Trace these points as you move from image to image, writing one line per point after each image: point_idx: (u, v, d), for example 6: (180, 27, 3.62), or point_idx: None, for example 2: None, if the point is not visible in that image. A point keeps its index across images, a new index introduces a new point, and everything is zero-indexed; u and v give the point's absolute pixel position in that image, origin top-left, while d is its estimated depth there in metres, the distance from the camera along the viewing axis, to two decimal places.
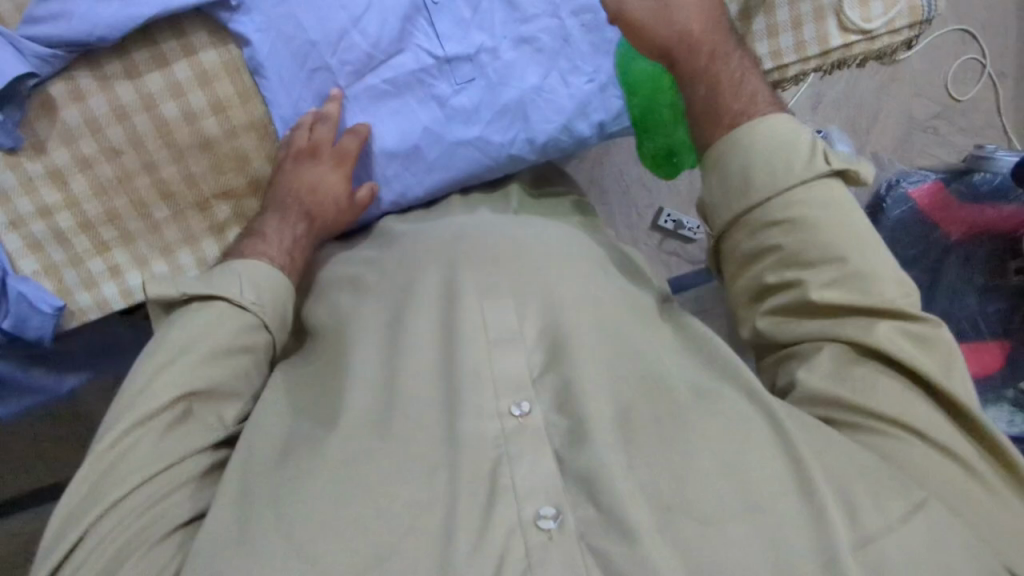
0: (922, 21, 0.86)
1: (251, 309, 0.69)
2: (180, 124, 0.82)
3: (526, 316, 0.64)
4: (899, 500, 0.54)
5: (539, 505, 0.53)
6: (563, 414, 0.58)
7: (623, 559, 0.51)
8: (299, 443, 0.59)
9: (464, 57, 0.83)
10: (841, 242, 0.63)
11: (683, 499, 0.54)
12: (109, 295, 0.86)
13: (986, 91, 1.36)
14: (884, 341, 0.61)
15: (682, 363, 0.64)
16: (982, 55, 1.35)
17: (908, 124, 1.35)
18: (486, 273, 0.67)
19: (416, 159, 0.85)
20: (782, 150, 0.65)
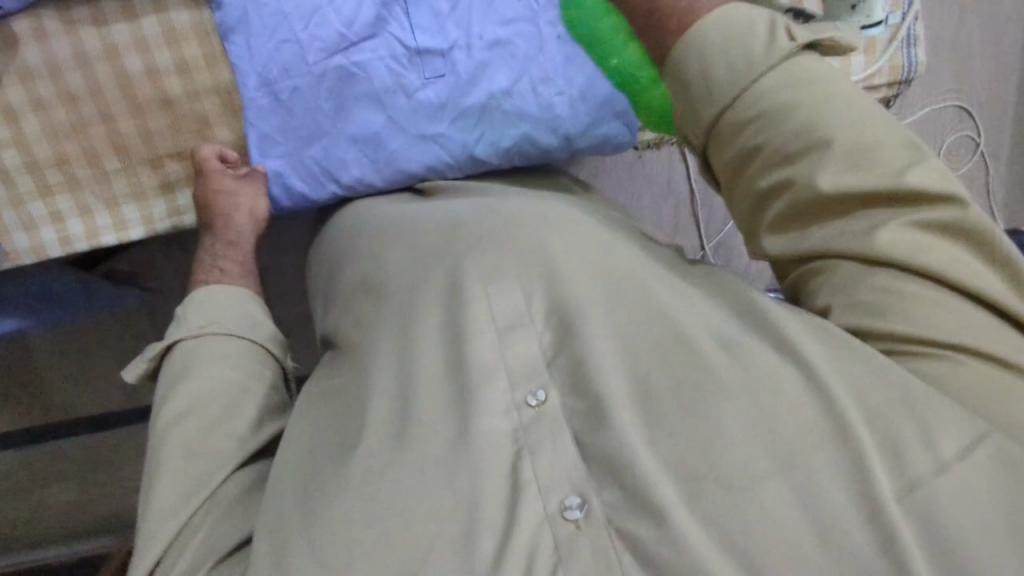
0: (899, 80, 1.00)
1: (203, 330, 0.66)
2: (142, 79, 0.79)
3: (534, 293, 0.58)
4: (956, 434, 0.48)
5: (564, 496, 0.50)
6: (580, 396, 0.54)
7: (655, 544, 0.48)
8: (325, 454, 0.55)
9: (436, 51, 0.80)
10: (828, 121, 0.54)
11: (711, 462, 0.49)
12: (49, 241, 0.82)
13: (976, 169, 1.36)
14: (891, 247, 0.52)
15: (704, 306, 0.58)
16: (977, 134, 1.34)
17: None
18: (490, 252, 0.61)
19: (377, 149, 0.80)
20: (737, 36, 0.56)
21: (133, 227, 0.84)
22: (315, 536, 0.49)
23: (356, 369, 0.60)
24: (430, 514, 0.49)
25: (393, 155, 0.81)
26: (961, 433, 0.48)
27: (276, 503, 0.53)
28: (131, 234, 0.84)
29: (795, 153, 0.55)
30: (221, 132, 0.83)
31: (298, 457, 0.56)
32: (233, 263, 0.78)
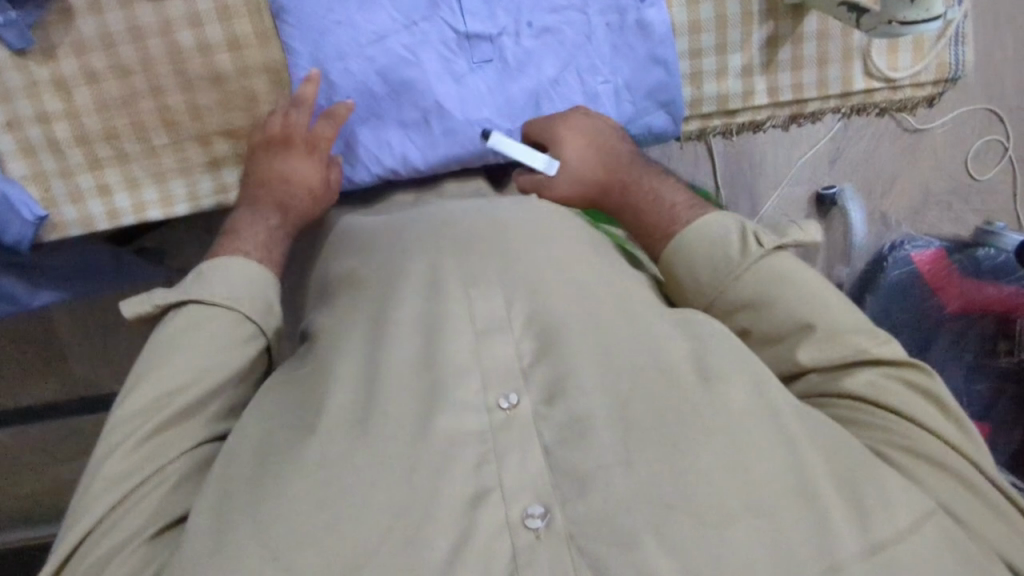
0: (946, 79, 0.89)
1: (222, 303, 0.65)
2: (193, 54, 0.79)
3: (515, 300, 0.59)
4: (908, 506, 0.50)
5: (527, 504, 0.49)
6: (548, 404, 0.54)
7: (615, 559, 0.47)
8: (279, 444, 0.54)
9: (486, 36, 0.80)
10: (802, 301, 0.62)
11: (683, 495, 0.49)
12: (94, 212, 0.82)
13: (1004, 176, 1.31)
14: (867, 386, 0.59)
15: (670, 336, 0.58)
16: (1007, 139, 1.29)
17: (923, 199, 1.30)
18: (456, 254, 0.63)
19: (422, 131, 0.79)
20: (714, 248, 0.66)
21: (179, 202, 0.84)
22: (267, 532, 0.48)
23: (320, 364, 0.59)
24: (385, 501, 0.49)
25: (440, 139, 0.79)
26: (910, 509, 0.50)
27: (231, 475, 0.53)
28: (176, 209, 0.84)
29: (784, 336, 0.63)
30: (270, 109, 0.82)
31: (264, 442, 0.55)
32: (279, 252, 0.73)
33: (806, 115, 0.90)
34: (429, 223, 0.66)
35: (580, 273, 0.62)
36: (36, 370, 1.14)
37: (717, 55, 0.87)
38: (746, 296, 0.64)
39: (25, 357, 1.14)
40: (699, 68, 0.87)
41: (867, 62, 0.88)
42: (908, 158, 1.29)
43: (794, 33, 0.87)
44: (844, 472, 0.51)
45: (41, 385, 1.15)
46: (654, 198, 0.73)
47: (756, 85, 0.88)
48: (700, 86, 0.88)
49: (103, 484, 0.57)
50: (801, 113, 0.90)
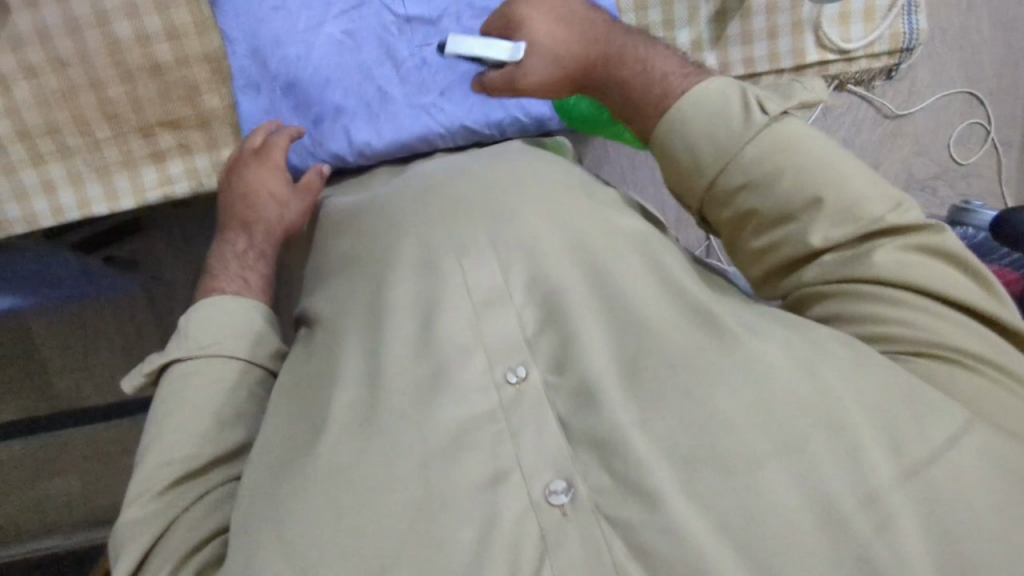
0: (901, 49, 0.93)
1: (202, 352, 0.62)
2: (132, 44, 0.80)
3: (512, 268, 0.58)
4: (943, 418, 0.47)
5: (549, 480, 0.48)
6: (561, 372, 0.53)
7: (645, 527, 0.45)
8: (292, 454, 0.52)
9: (424, 19, 0.81)
10: (814, 177, 0.56)
11: (708, 447, 0.47)
12: (41, 211, 0.83)
13: (988, 159, 1.32)
14: (888, 270, 0.53)
15: (675, 291, 0.56)
16: (988, 121, 1.29)
17: (905, 181, 1.30)
18: (464, 219, 0.61)
19: (368, 117, 0.79)
20: (711, 118, 0.60)
21: (123, 197, 0.85)
22: (285, 531, 0.47)
23: (325, 347, 0.58)
24: (406, 499, 0.47)
25: (385, 121, 0.79)
26: (946, 422, 0.47)
27: (251, 493, 0.51)
28: (121, 204, 0.85)
29: (788, 218, 0.57)
30: (210, 98, 0.84)
31: (277, 446, 0.53)
32: (258, 274, 0.71)
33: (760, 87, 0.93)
34: (426, 198, 0.63)
35: (575, 235, 0.60)
36: (15, 383, 1.10)
37: (667, 30, 0.90)
38: (752, 175, 0.58)
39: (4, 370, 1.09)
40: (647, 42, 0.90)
41: (818, 34, 0.91)
42: (888, 143, 1.29)
43: (742, 7, 0.90)
44: (873, 398, 0.48)
45: (20, 397, 1.11)
46: (637, 73, 0.66)
47: (707, 58, 0.91)
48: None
49: (131, 522, 0.55)
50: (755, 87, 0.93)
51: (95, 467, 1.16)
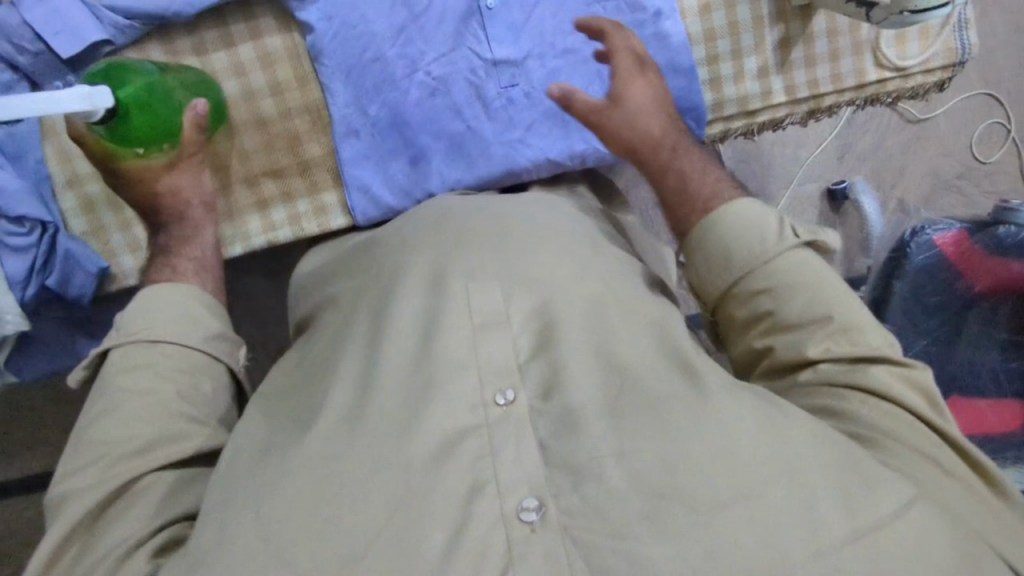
0: (955, 63, 0.94)
1: (132, 338, 0.67)
2: (239, 101, 0.86)
3: (514, 295, 0.62)
4: (891, 492, 0.52)
5: (522, 497, 0.51)
6: (545, 398, 0.56)
7: (606, 542, 0.49)
8: (277, 445, 0.57)
9: (512, 61, 0.85)
10: (823, 299, 0.64)
11: (674, 486, 0.51)
12: (151, 261, 0.87)
13: (1011, 157, 1.31)
14: (885, 385, 0.60)
15: (644, 341, 0.61)
16: (1009, 120, 1.30)
17: (933, 183, 1.30)
18: (479, 254, 0.66)
19: (457, 157, 0.85)
20: (746, 231, 0.67)
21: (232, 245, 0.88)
22: (262, 513, 0.52)
23: (328, 364, 0.63)
24: (386, 497, 0.51)
25: (487, 154, 0.85)
26: (892, 493, 0.52)
27: (231, 477, 0.56)
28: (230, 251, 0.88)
29: (795, 329, 0.64)
30: (311, 147, 0.88)
31: (265, 440, 0.59)
32: (187, 263, 0.77)
33: (823, 109, 0.95)
34: (442, 244, 0.67)
35: (584, 287, 0.64)
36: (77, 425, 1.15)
37: (733, 60, 0.91)
38: (769, 288, 0.65)
39: (68, 412, 1.14)
40: (718, 75, 0.91)
41: (878, 54, 0.92)
42: (915, 147, 1.29)
43: (804, 33, 0.91)
44: (833, 464, 0.53)
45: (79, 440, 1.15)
46: (699, 171, 0.73)
47: (773, 84, 0.92)
48: (722, 90, 0.92)
49: (91, 478, 0.60)
50: (818, 108, 0.94)
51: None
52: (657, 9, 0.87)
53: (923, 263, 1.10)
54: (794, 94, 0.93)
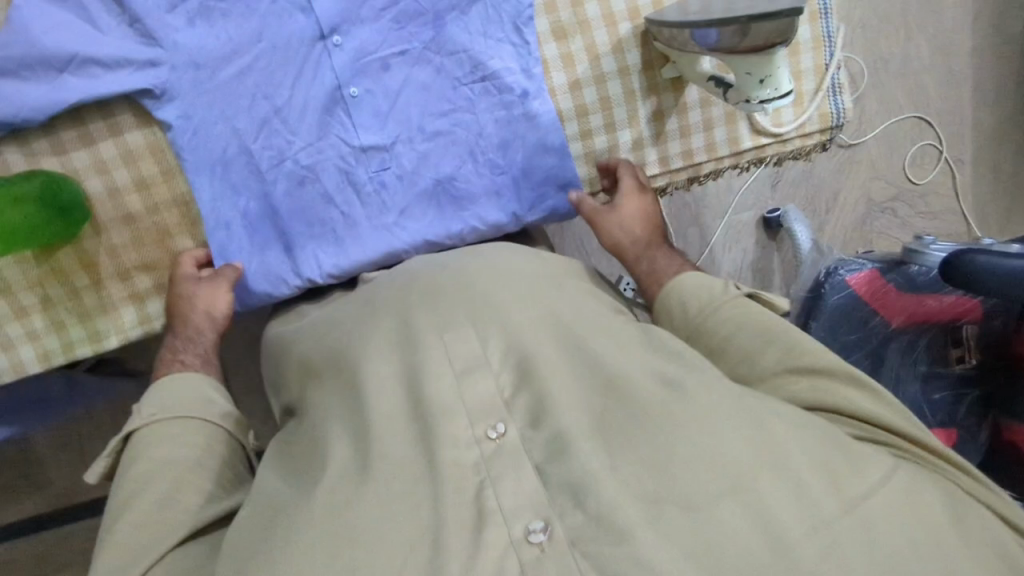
0: (831, 127, 0.92)
1: (148, 421, 0.66)
2: (103, 199, 0.77)
3: (489, 338, 0.62)
4: (876, 467, 0.53)
5: (528, 521, 0.51)
6: (534, 428, 0.56)
7: (617, 556, 0.48)
8: (286, 505, 0.55)
9: (380, 146, 0.79)
10: (763, 328, 0.65)
11: (670, 489, 0.51)
12: (27, 358, 0.78)
13: (943, 177, 1.33)
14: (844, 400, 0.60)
15: (637, 354, 0.61)
16: (940, 142, 1.31)
17: (867, 207, 1.32)
18: (458, 303, 0.64)
19: (329, 241, 0.80)
20: (700, 289, 0.70)
21: (107, 337, 0.80)
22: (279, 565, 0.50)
23: (312, 440, 0.60)
24: (398, 543, 0.51)
25: (361, 240, 0.80)
26: (879, 468, 0.53)
27: (243, 538, 0.54)
28: (105, 343, 0.80)
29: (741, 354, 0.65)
30: (183, 240, 0.80)
31: (275, 496, 0.57)
32: (196, 355, 0.76)
33: (704, 176, 0.91)
34: (433, 270, 0.69)
35: (545, 310, 0.64)
36: (13, 486, 1.10)
37: (608, 133, 0.87)
38: (714, 329, 0.67)
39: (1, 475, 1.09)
40: (593, 149, 0.87)
41: (752, 121, 0.90)
42: (845, 171, 1.31)
43: (677, 103, 0.88)
44: (818, 450, 0.53)
45: (19, 501, 1.10)
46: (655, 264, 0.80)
47: (648, 156, 0.88)
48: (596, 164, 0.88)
49: (126, 552, 0.58)
50: (699, 176, 0.91)
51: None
52: (523, 90, 0.82)
53: (838, 304, 1.03)
54: (667, 165, 0.89)
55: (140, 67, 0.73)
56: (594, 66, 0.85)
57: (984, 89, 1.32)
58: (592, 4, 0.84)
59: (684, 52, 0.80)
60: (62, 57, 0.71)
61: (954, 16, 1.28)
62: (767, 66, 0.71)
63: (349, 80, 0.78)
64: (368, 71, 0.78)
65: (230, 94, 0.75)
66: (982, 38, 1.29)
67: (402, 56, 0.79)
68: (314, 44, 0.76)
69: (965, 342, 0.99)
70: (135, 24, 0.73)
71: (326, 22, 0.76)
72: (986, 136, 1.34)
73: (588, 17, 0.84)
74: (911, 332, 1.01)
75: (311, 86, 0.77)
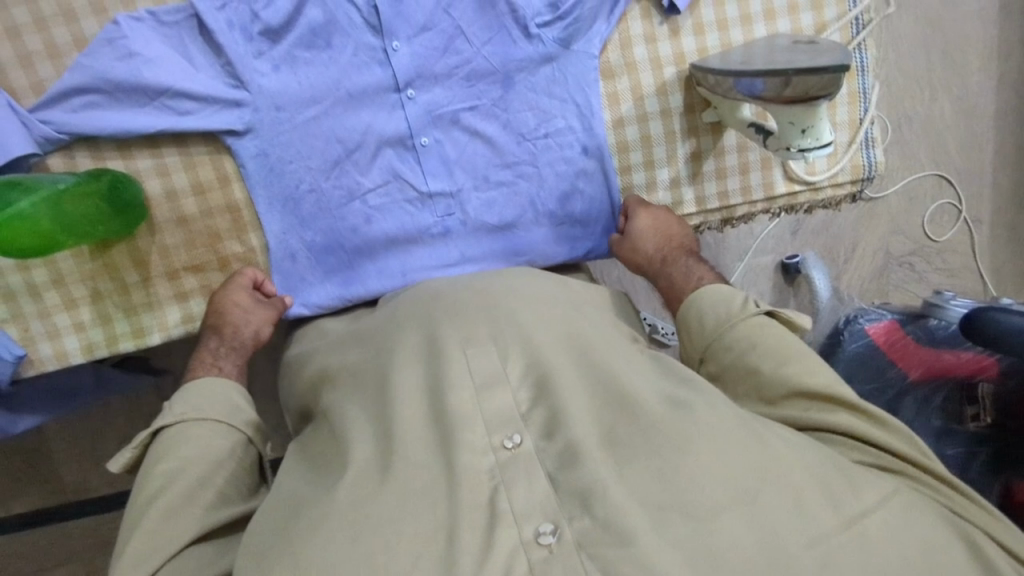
0: (862, 179, 0.95)
1: (177, 420, 0.70)
2: (161, 201, 0.82)
3: (510, 357, 0.65)
4: (874, 489, 0.55)
5: (538, 523, 0.53)
6: (550, 438, 0.59)
7: (622, 561, 0.50)
8: (310, 498, 0.58)
9: (446, 193, 0.84)
10: (774, 342, 0.68)
11: (675, 497, 0.54)
12: (71, 348, 0.84)
13: (961, 235, 1.36)
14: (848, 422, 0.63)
15: (647, 376, 0.65)
16: (959, 201, 1.34)
17: (884, 260, 1.35)
18: (485, 321, 0.67)
19: (394, 276, 0.85)
20: (717, 303, 0.73)
21: (150, 332, 0.86)
22: (300, 554, 0.53)
23: (337, 436, 0.63)
24: (413, 537, 0.53)
25: (422, 274, 0.85)
26: (877, 492, 0.55)
27: (266, 526, 0.57)
28: (148, 339, 0.86)
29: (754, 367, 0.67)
30: (232, 244, 0.85)
31: (300, 489, 0.60)
32: (232, 365, 0.78)
33: (736, 218, 0.95)
34: (458, 288, 0.73)
35: (568, 331, 0.68)
36: (23, 478, 1.13)
37: (646, 170, 0.91)
38: (729, 338, 0.70)
39: (12, 467, 1.12)
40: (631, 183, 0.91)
41: (787, 168, 0.93)
42: (865, 223, 1.33)
43: (715, 146, 0.91)
44: (819, 470, 0.56)
45: (26, 493, 1.13)
46: (681, 278, 0.80)
47: (684, 195, 0.92)
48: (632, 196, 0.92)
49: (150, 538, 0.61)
50: (732, 217, 0.95)
51: (97, 559, 1.14)
52: (583, 146, 0.87)
53: (854, 351, 1.09)
54: (703, 205, 0.93)
55: (226, 105, 0.79)
56: (637, 104, 0.89)
57: (1008, 154, 1.34)
58: (640, 47, 0.88)
59: (727, 98, 0.83)
60: (156, 88, 0.77)
61: (983, 81, 1.30)
62: (810, 117, 0.74)
63: (421, 130, 0.83)
64: (439, 122, 0.83)
65: (309, 136, 0.81)
66: (1009, 104, 1.32)
67: (472, 111, 0.84)
68: (390, 94, 0.82)
69: (980, 399, 0.96)
70: (227, 66, 0.78)
71: (401, 76, 0.81)
72: (1006, 199, 1.36)
73: (635, 59, 0.88)
74: (930, 387, 1.01)
75: (383, 134, 0.82)
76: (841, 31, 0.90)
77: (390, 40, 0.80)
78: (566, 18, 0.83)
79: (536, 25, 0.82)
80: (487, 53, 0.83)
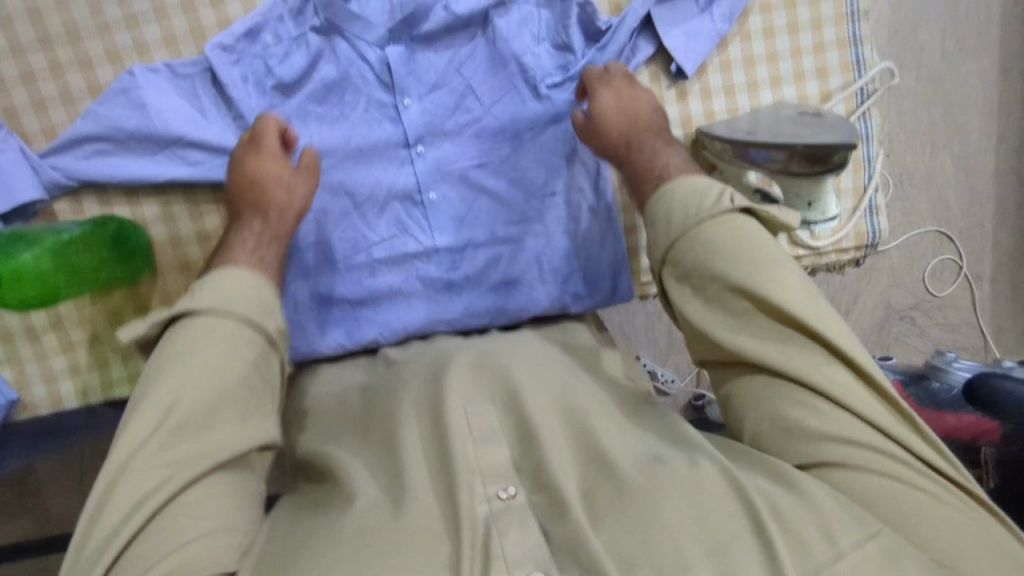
0: (865, 245, 0.98)
1: (206, 312, 0.67)
2: (165, 247, 0.87)
3: (504, 415, 0.68)
4: (854, 530, 0.56)
5: (528, 572, 0.56)
6: (541, 492, 0.62)
7: None
8: (311, 535, 0.60)
9: (452, 247, 0.87)
10: (762, 263, 0.66)
11: (647, 556, 0.56)
12: (64, 392, 0.88)
13: (962, 290, 1.38)
14: (853, 397, 0.63)
15: (635, 437, 0.67)
16: (960, 257, 1.37)
17: (885, 314, 1.38)
18: (483, 381, 0.70)
19: (394, 329, 0.86)
20: (692, 194, 0.71)
21: None
22: None
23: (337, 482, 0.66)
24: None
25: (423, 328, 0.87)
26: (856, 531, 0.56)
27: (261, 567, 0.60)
28: None
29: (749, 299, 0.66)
30: None
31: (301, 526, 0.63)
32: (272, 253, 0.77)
33: None
34: (466, 348, 0.76)
35: (564, 392, 0.70)
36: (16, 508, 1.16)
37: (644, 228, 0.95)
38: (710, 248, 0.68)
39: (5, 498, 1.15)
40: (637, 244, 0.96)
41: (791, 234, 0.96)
42: (867, 277, 1.37)
43: None
44: (802, 521, 0.57)
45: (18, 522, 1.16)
46: (656, 161, 0.78)
47: None
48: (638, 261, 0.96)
49: None
50: None
51: None
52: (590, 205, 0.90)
53: None
54: None
55: None
56: None
57: (1010, 212, 1.37)
58: (672, 104, 0.92)
59: (733, 166, 0.86)
60: (168, 137, 0.82)
61: (986, 141, 1.33)
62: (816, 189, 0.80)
63: (429, 185, 0.86)
64: (446, 178, 0.87)
65: (319, 189, 0.85)
66: (1010, 164, 1.34)
67: (481, 167, 0.87)
68: (400, 149, 0.86)
69: (981, 466, 0.96)
70: (238, 121, 0.83)
71: (411, 132, 0.85)
72: (1006, 257, 1.39)
73: None
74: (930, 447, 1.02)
75: (392, 189, 0.86)
76: (845, 101, 0.94)
77: (401, 97, 0.84)
78: (575, 79, 0.88)
79: (546, 86, 0.87)
80: (496, 112, 0.87)
